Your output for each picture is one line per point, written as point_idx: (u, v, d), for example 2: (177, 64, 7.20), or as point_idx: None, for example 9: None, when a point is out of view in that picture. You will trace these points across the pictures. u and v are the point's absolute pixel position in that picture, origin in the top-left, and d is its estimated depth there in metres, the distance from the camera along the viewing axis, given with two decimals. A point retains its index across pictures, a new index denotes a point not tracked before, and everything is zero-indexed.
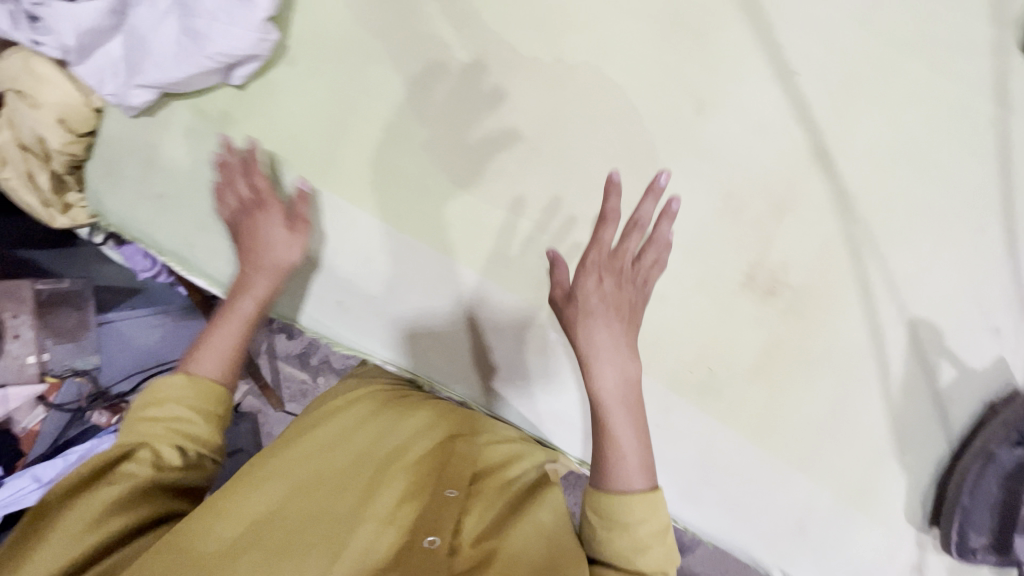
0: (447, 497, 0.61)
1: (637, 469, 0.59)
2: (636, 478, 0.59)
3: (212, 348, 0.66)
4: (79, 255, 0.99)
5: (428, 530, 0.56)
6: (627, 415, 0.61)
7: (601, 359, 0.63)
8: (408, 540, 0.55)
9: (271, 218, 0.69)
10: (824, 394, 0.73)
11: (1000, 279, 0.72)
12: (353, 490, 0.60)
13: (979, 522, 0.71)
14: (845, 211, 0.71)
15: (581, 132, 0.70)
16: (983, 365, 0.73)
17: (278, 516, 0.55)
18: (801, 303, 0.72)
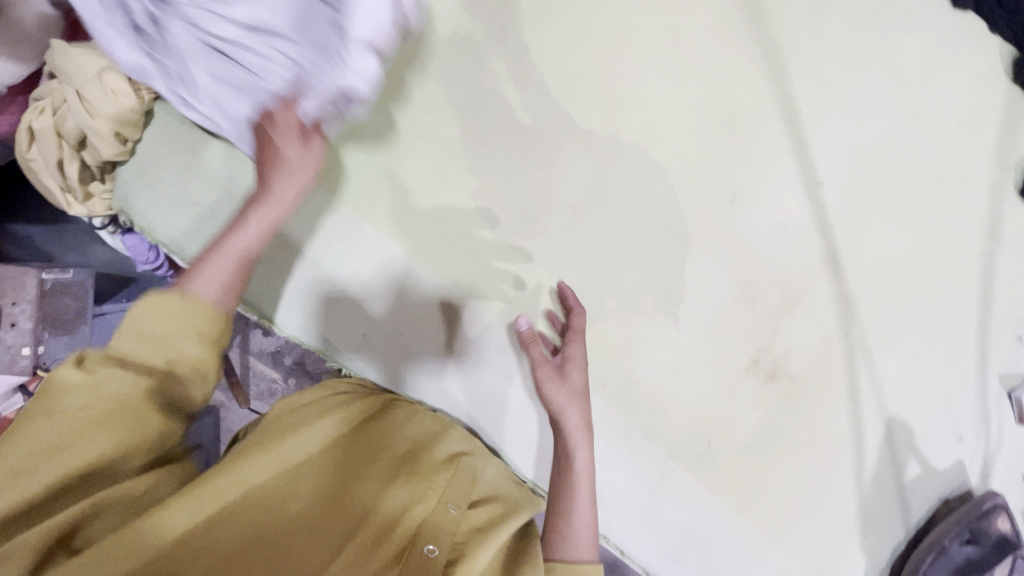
0: (448, 509, 0.59)
1: (586, 541, 0.63)
2: (585, 549, 0.62)
3: (213, 272, 0.51)
4: (68, 233, 0.94)
5: (427, 540, 0.55)
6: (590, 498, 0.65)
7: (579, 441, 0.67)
8: (405, 547, 0.54)
9: (285, 131, 0.60)
10: (807, 477, 0.79)
11: (967, 391, 0.80)
12: (348, 486, 0.57)
13: None
14: (845, 315, 0.77)
15: (625, 207, 0.74)
16: (944, 464, 0.80)
17: (267, 501, 0.52)
18: (797, 390, 0.77)
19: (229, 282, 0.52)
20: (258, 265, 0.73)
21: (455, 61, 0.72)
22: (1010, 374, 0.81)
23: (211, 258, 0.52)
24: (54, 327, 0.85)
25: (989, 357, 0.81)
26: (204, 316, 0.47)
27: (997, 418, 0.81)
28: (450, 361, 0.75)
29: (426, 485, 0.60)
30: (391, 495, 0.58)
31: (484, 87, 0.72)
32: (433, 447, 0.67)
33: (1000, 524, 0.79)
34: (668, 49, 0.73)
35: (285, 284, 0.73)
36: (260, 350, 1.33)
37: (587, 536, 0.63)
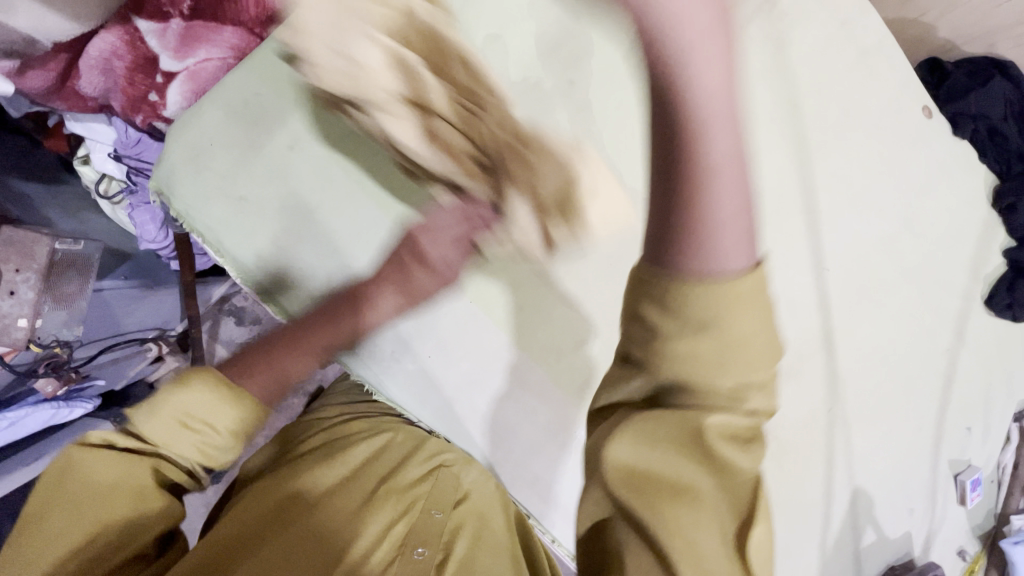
0: (432, 518, 0.69)
1: (735, 241, 0.37)
2: (735, 257, 0.37)
3: (272, 371, 0.55)
4: (59, 190, 0.91)
5: (418, 545, 0.65)
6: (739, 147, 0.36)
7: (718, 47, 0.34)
8: (399, 555, 0.64)
9: (451, 228, 0.62)
10: (784, 537, 0.84)
11: (923, 472, 0.91)
12: (334, 516, 0.65)
13: None
14: (832, 390, 0.86)
15: None
16: (894, 535, 0.90)
17: (280, 533, 0.61)
18: (782, 455, 0.84)
19: (270, 396, 0.55)
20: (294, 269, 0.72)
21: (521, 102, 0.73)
22: (955, 461, 0.93)
23: (304, 342, 0.58)
24: (55, 300, 0.89)
25: (943, 444, 0.92)
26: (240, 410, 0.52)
27: (940, 498, 0.93)
28: (473, 388, 0.77)
29: (410, 500, 0.71)
30: (380, 517, 0.67)
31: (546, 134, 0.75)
32: (420, 464, 0.76)
33: None
34: None
35: (323, 293, 0.73)
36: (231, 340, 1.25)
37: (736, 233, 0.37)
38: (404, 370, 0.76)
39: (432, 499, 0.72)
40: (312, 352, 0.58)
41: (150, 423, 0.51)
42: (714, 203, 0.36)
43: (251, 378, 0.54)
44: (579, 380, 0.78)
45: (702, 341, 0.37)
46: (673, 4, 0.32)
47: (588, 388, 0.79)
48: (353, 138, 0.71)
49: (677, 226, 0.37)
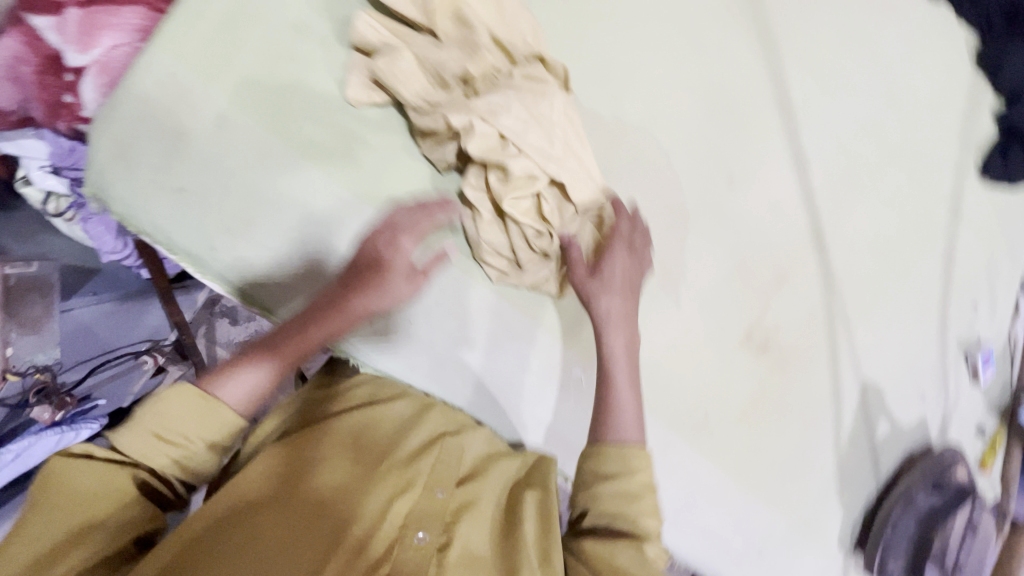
0: (434, 500, 0.60)
1: (633, 423, 0.62)
2: (632, 431, 0.62)
3: (244, 381, 0.53)
4: (14, 217, 0.88)
5: (419, 529, 0.56)
6: (627, 308, 0.67)
7: (615, 297, 0.67)
8: (398, 538, 0.55)
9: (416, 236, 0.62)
10: (793, 441, 0.85)
11: (933, 354, 0.89)
12: (307, 526, 0.52)
13: (898, 550, 0.84)
14: (827, 287, 0.83)
15: (633, 191, 0.74)
16: (910, 422, 0.89)
17: (279, 500, 0.53)
18: (784, 360, 0.83)
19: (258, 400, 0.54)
20: (252, 254, 0.68)
21: (452, 30, 0.66)
22: (964, 338, 0.91)
23: (287, 345, 0.57)
24: (20, 326, 0.92)
25: (950, 324, 0.89)
26: (219, 424, 0.51)
27: (956, 379, 0.90)
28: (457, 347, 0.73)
29: (407, 482, 0.60)
30: (377, 498, 0.57)
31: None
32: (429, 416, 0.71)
33: (956, 472, 0.86)
34: (664, 31, 0.74)
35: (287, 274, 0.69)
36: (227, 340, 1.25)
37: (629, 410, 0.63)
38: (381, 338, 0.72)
39: (435, 471, 0.63)
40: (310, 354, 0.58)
41: (132, 432, 0.48)
42: (619, 381, 0.65)
43: (225, 386, 0.52)
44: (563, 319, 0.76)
45: (610, 489, 0.58)
46: (604, 307, 0.66)
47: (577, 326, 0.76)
48: (282, 105, 0.66)
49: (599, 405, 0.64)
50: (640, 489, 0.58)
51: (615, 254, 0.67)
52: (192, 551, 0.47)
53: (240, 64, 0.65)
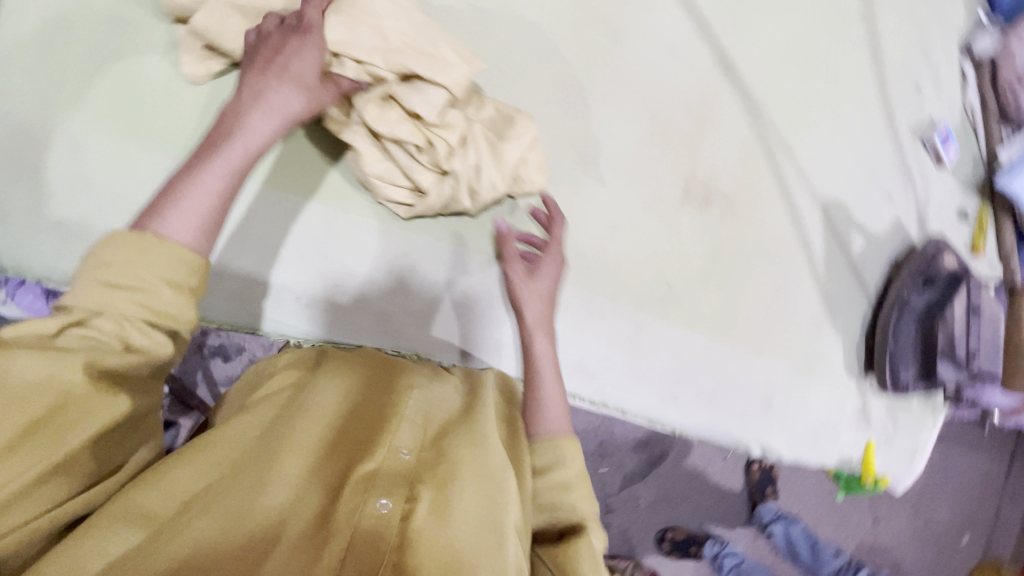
0: (405, 453, 0.44)
1: (556, 413, 0.58)
2: (555, 420, 0.57)
3: (185, 208, 0.40)
4: None
5: (381, 496, 0.40)
6: (550, 311, 0.65)
7: (537, 292, 0.65)
8: (354, 510, 0.39)
9: (306, 50, 0.51)
10: (769, 282, 0.81)
11: (886, 150, 0.84)
12: (250, 510, 0.38)
13: (906, 358, 0.80)
14: (753, 115, 0.78)
15: (514, 79, 0.70)
16: (884, 227, 0.84)
17: (230, 477, 0.41)
18: (731, 204, 0.78)
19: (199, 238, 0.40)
20: None
21: None
22: (916, 125, 0.85)
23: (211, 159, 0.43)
24: None
25: (896, 114, 0.84)
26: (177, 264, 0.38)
27: (919, 169, 0.85)
28: (393, 292, 0.70)
29: (370, 436, 0.44)
30: (322, 474, 0.41)
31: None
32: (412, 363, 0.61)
33: (947, 261, 0.81)
34: None
35: None
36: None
37: (556, 400, 0.59)
38: (318, 306, 0.69)
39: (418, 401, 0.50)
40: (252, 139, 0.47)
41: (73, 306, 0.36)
42: (541, 374, 0.60)
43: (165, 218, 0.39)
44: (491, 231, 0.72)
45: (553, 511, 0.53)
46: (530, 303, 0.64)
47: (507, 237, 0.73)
48: (132, 105, 0.64)
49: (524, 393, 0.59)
50: (574, 476, 0.54)
51: (550, 253, 0.67)
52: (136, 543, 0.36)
53: (70, 74, 0.62)
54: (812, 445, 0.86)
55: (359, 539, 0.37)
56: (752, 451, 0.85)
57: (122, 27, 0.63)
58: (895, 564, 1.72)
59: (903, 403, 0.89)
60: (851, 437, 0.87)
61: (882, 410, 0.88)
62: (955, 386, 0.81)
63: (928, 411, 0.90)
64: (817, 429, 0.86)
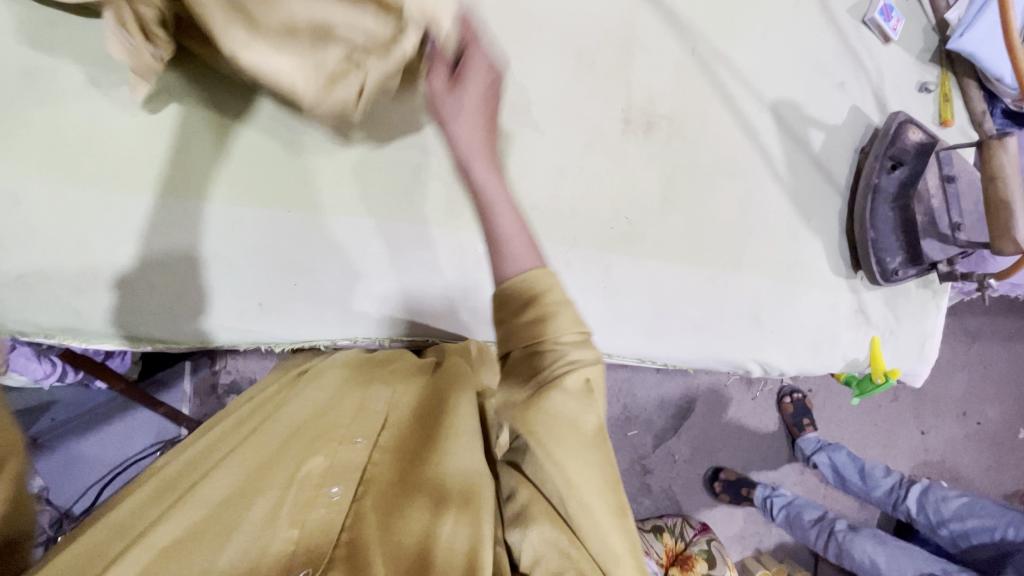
0: (356, 450, 0.46)
1: (522, 248, 0.45)
2: (526, 257, 0.44)
3: None
4: None
5: (336, 483, 0.42)
6: (486, 118, 0.48)
7: (467, 124, 0.47)
8: (310, 500, 0.41)
9: None
10: (733, 197, 0.79)
11: (828, 37, 0.81)
12: (221, 491, 0.40)
13: (889, 245, 0.77)
14: (680, 31, 0.76)
15: None
16: (841, 117, 0.81)
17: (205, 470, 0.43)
18: (676, 125, 0.77)
19: None
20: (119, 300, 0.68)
21: None
22: (854, 5, 0.82)
23: None
24: None
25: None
26: None
27: (867, 50, 0.82)
28: (355, 281, 0.72)
29: (322, 441, 0.46)
30: (279, 471, 0.43)
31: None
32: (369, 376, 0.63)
33: (913, 136, 0.78)
34: None
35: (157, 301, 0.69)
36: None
37: (515, 223, 0.46)
38: (285, 312, 0.72)
39: (369, 411, 0.53)
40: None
41: None
42: (484, 192, 0.47)
43: None
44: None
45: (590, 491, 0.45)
46: (458, 130, 0.47)
47: (455, 207, 0.75)
48: (46, 146, 0.62)
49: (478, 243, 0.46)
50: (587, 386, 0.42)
51: (473, 54, 0.47)
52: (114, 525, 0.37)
53: None
54: (813, 353, 0.84)
55: (315, 520, 0.39)
56: (752, 371, 0.83)
57: None
58: (950, 470, 1.67)
59: (899, 293, 0.86)
60: (852, 337, 0.85)
61: (880, 303, 0.86)
62: (947, 263, 0.77)
63: (928, 297, 0.87)
64: (816, 336, 0.83)
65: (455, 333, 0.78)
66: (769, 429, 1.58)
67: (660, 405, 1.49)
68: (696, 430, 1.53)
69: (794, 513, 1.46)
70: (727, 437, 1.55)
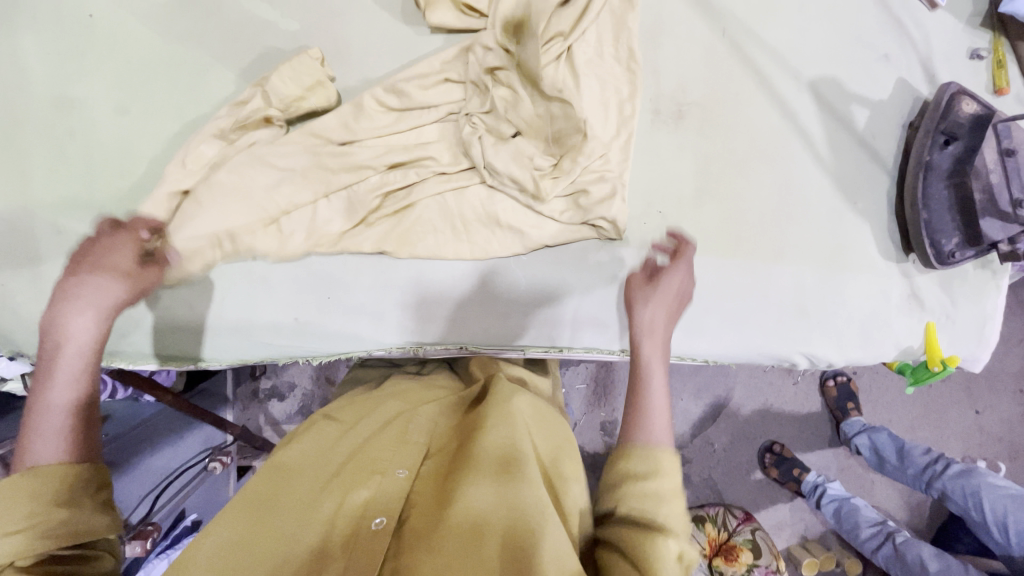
0: (398, 481, 0.53)
1: (662, 426, 0.52)
2: (662, 434, 0.52)
3: None
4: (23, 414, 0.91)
5: (377, 514, 0.49)
6: (672, 314, 0.60)
7: (656, 315, 0.59)
8: (356, 530, 0.48)
9: None
10: (772, 185, 0.76)
11: (868, 7, 0.76)
12: (286, 520, 0.48)
13: (941, 225, 0.73)
14: (707, 15, 0.73)
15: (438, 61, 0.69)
16: (887, 92, 0.76)
17: (271, 494, 0.51)
18: (708, 112, 0.73)
19: None
20: (159, 321, 0.68)
21: (192, 27, 0.69)
22: None
23: None
24: None
25: None
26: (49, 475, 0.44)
27: (913, 18, 0.77)
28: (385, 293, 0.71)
29: (370, 471, 0.53)
30: (332, 501, 0.50)
31: (256, 34, 0.69)
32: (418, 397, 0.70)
33: (967, 108, 0.72)
34: None
35: (200, 321, 0.69)
36: (286, 414, 1.38)
37: (663, 420, 0.53)
38: (318, 327, 0.71)
39: (415, 438, 0.59)
40: (86, 304, 0.54)
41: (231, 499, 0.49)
42: (653, 369, 0.56)
43: None
44: (464, 208, 0.70)
45: None
46: (647, 318, 0.59)
47: (486, 209, 0.70)
48: (98, 176, 0.66)
49: (626, 404, 0.54)
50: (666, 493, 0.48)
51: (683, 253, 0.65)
52: (206, 546, 0.45)
53: (36, 159, 0.66)
54: (863, 343, 0.80)
55: (360, 551, 0.47)
56: (798, 364, 0.80)
57: (66, 105, 0.67)
58: (1007, 451, 1.60)
59: (956, 275, 0.81)
60: (905, 324, 0.80)
61: (935, 288, 0.81)
62: (1008, 243, 0.71)
63: (987, 278, 0.82)
64: (865, 325, 0.79)
65: (496, 338, 0.74)
66: (813, 416, 1.54)
67: (698, 393, 1.49)
68: (734, 418, 1.50)
69: (846, 509, 1.40)
70: (768, 425, 1.51)
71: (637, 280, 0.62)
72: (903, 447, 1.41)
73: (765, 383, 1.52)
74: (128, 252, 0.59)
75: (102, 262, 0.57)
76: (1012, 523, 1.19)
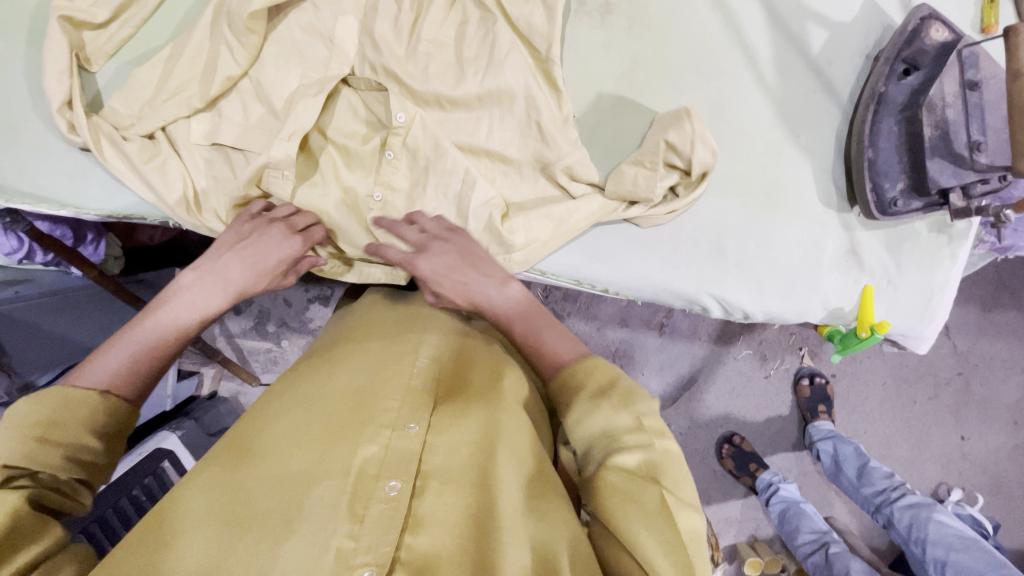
0: (409, 438, 0.46)
1: (563, 339, 0.56)
2: (565, 349, 0.55)
3: None
4: None
5: (392, 477, 0.43)
6: (495, 272, 0.61)
7: (492, 286, 0.60)
8: (365, 493, 0.42)
9: None
10: (703, 101, 0.68)
11: None
12: (293, 469, 0.43)
13: (886, 167, 0.64)
14: None
15: None
16: (851, 13, 0.67)
17: (274, 432, 0.46)
18: (639, 11, 0.67)
19: None
20: (36, 159, 0.67)
21: None
22: None
23: None
24: None
25: None
26: (105, 413, 0.45)
27: None
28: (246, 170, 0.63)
29: (379, 421, 0.47)
30: (338, 453, 0.44)
31: None
32: (426, 326, 0.61)
33: (936, 36, 0.63)
34: None
35: (78, 165, 0.68)
36: (240, 328, 1.37)
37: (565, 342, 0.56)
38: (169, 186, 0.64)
39: (422, 387, 0.51)
40: (224, 266, 0.57)
41: (228, 456, 0.45)
42: (512, 328, 0.58)
43: None
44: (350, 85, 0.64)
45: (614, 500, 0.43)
46: (486, 301, 0.59)
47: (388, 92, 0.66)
48: None
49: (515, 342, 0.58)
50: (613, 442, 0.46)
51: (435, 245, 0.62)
52: (210, 491, 0.42)
53: None
54: (786, 297, 0.72)
55: (375, 522, 0.41)
56: (711, 309, 0.73)
57: None
58: (988, 482, 1.42)
59: (905, 236, 0.72)
60: (840, 283, 0.72)
61: (878, 247, 0.72)
62: (961, 194, 0.63)
63: (943, 245, 0.72)
64: (793, 278, 0.71)
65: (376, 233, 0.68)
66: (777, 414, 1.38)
67: (661, 370, 1.34)
68: (690, 402, 1.36)
69: (792, 512, 1.28)
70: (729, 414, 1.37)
71: (444, 265, 0.61)
72: (864, 466, 1.25)
73: (742, 374, 1.36)
74: (283, 261, 0.61)
75: (262, 265, 0.59)
76: (951, 563, 1.07)
